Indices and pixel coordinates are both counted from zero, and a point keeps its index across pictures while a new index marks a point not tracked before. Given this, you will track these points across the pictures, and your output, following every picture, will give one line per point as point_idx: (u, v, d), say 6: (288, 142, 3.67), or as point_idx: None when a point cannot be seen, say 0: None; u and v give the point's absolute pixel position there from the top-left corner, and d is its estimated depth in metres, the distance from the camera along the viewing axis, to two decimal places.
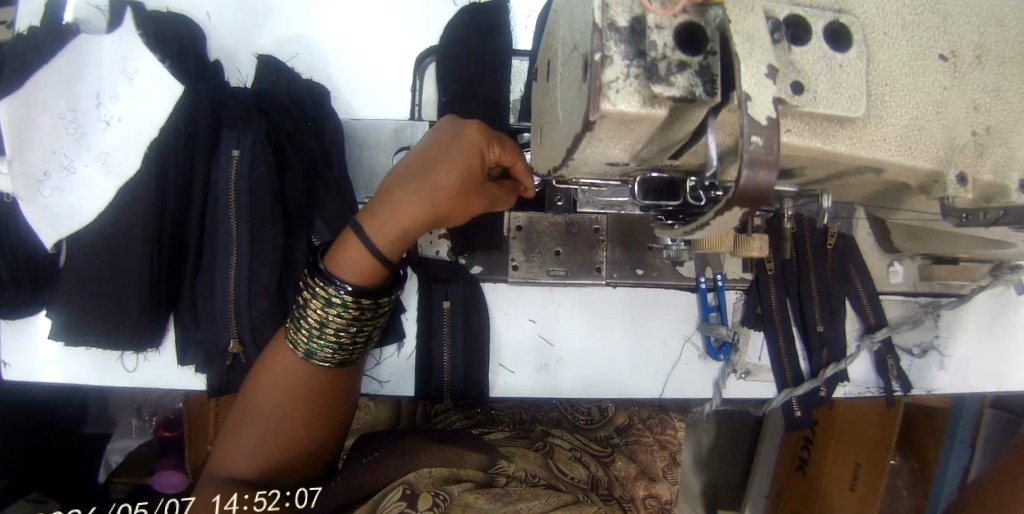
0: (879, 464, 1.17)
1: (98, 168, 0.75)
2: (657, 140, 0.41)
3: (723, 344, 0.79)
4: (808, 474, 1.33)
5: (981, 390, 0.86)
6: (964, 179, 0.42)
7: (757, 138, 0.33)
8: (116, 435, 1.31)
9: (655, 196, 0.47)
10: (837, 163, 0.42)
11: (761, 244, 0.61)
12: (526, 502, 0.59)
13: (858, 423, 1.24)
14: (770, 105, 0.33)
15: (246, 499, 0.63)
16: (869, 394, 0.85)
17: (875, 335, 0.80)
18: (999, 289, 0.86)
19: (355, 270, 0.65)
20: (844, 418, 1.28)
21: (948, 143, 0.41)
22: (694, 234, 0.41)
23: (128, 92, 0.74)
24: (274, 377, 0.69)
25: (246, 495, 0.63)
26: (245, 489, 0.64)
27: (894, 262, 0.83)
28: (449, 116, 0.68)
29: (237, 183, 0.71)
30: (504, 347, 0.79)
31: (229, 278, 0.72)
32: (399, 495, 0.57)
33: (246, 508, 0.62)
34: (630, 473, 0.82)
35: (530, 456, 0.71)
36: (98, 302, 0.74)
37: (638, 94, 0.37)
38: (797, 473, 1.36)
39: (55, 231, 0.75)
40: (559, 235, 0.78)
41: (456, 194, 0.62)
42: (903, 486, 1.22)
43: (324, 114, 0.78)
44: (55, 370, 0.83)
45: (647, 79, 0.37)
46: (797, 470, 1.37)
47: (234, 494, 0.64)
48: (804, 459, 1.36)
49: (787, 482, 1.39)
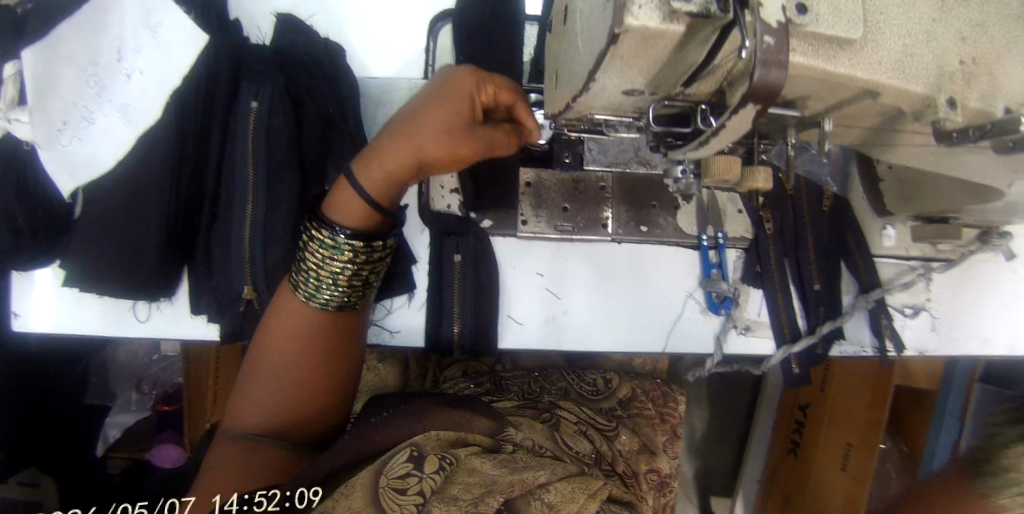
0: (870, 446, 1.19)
1: (118, 118, 0.76)
2: (673, 63, 0.44)
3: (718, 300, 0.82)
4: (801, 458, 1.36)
5: (971, 353, 0.89)
6: (953, 103, 0.45)
7: (768, 38, 0.37)
8: (116, 409, 1.33)
9: (669, 123, 0.52)
10: (837, 90, 0.44)
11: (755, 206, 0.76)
12: (532, 472, 0.59)
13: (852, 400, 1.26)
14: (778, 10, 0.38)
15: (247, 498, 0.56)
16: (865, 353, 0.87)
17: (869, 294, 0.84)
18: (989, 255, 0.90)
19: (349, 212, 0.68)
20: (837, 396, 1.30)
21: (938, 70, 0.44)
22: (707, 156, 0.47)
23: (151, 45, 0.75)
24: (274, 335, 0.72)
25: (247, 495, 0.57)
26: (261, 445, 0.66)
27: (887, 226, 0.87)
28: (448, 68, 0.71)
29: (254, 134, 0.73)
30: (512, 300, 0.81)
31: (245, 225, 0.74)
32: (406, 456, 0.57)
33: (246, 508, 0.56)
34: (632, 447, 0.99)
35: (536, 427, 0.77)
36: (113, 249, 0.75)
37: (658, 11, 0.39)
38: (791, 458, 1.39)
39: (73, 179, 0.76)
40: (566, 191, 0.81)
41: (446, 132, 0.64)
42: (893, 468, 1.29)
43: (341, 74, 0.80)
44: (66, 322, 0.83)
45: None
46: (791, 454, 1.39)
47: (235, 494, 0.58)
48: (797, 443, 1.38)
49: (779, 467, 1.42)
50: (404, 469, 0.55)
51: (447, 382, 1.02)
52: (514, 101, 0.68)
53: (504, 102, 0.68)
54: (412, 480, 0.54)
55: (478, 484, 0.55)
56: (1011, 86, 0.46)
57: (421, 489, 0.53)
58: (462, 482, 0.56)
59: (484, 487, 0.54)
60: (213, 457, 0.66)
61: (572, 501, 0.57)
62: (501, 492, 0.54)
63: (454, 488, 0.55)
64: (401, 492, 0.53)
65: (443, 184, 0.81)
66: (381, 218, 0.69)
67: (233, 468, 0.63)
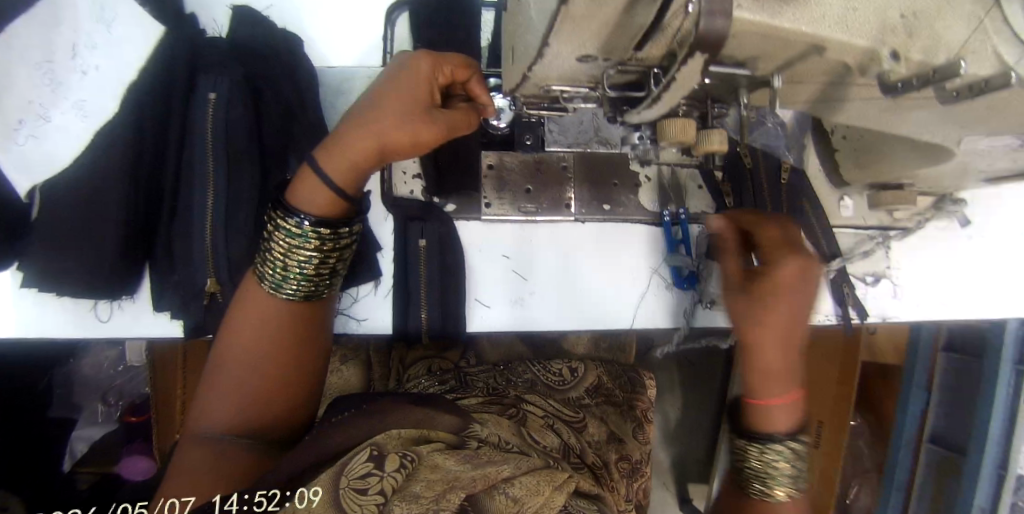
0: (841, 423, 1.34)
1: (75, 115, 0.75)
2: (625, 27, 0.44)
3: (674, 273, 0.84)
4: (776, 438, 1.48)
5: (930, 317, 0.92)
6: (896, 56, 0.47)
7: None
8: (82, 423, 1.29)
9: (626, 87, 0.52)
10: (785, 44, 0.46)
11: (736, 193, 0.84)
12: (495, 467, 0.63)
13: (824, 383, 1.40)
14: None
15: (246, 498, 0.56)
16: (829, 322, 0.90)
17: (830, 264, 0.87)
18: (945, 222, 0.93)
19: (313, 203, 0.65)
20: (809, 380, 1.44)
21: (881, 24, 0.46)
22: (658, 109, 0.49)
23: (105, 39, 0.74)
24: (239, 332, 0.70)
25: (246, 495, 0.56)
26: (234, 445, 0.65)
27: (844, 197, 0.90)
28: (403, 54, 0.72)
29: (213, 124, 0.72)
30: (479, 283, 0.81)
31: (206, 217, 0.72)
32: (366, 456, 0.59)
33: (247, 508, 0.55)
34: (600, 437, 1.04)
35: (502, 425, 0.81)
36: (72, 248, 0.73)
37: None
38: None
39: (31, 178, 0.75)
40: (529, 172, 0.81)
41: (407, 118, 0.63)
42: (864, 445, 1.43)
43: (301, 61, 0.79)
44: (24, 326, 0.80)
45: None
46: None
47: (235, 493, 0.57)
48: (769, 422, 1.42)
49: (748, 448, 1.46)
50: (365, 469, 0.57)
51: (412, 381, 1.04)
52: (469, 77, 0.69)
53: (460, 79, 0.69)
54: (373, 479, 0.56)
55: (439, 479, 0.58)
56: (950, 38, 0.48)
57: (381, 488, 0.56)
58: (424, 477, 0.59)
59: (446, 485, 0.57)
60: (181, 458, 0.63)
61: (535, 494, 0.61)
62: (462, 488, 0.57)
63: (417, 485, 0.57)
64: (362, 492, 0.55)
65: (405, 170, 0.79)
66: (346, 206, 0.67)
67: (204, 470, 0.61)
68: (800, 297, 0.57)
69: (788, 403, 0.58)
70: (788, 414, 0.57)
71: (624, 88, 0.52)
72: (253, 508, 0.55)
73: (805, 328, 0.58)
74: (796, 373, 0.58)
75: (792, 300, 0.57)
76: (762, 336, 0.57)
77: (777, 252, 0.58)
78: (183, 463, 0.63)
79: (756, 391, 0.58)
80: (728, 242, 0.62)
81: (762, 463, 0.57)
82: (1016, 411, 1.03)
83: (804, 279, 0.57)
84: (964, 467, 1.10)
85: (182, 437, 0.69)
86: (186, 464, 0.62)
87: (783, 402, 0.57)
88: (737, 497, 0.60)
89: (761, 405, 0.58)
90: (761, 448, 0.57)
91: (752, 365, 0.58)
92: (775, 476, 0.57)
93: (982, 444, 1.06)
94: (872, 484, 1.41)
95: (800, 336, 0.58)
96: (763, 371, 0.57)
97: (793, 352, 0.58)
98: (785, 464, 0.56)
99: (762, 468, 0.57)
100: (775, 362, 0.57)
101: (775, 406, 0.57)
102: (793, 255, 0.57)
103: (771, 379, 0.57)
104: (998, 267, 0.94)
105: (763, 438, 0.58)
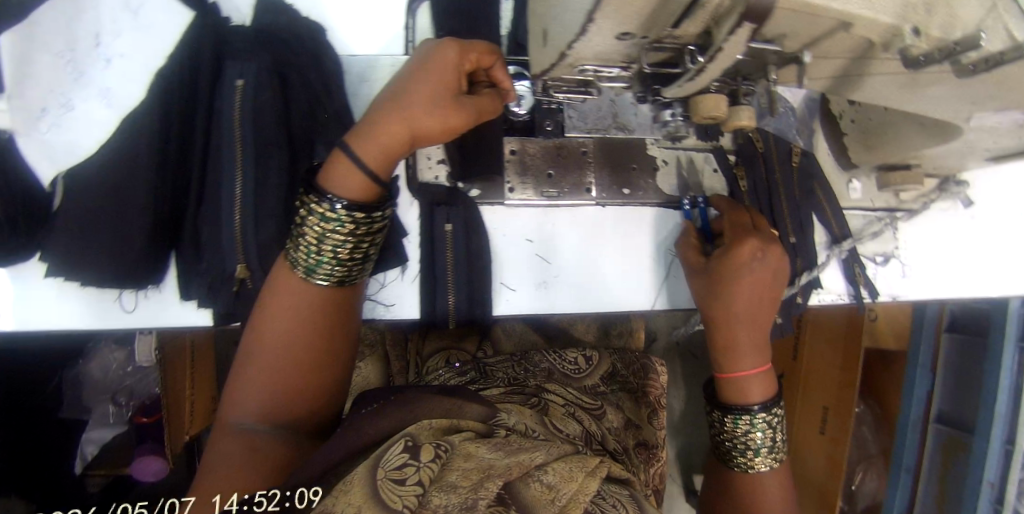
0: (846, 408, 1.35)
1: (99, 103, 0.75)
2: (665, 3, 0.45)
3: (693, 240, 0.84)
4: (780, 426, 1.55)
5: (937, 296, 0.95)
6: (917, 32, 0.49)
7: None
8: (91, 424, 1.25)
9: (662, 65, 0.55)
10: (814, 20, 0.47)
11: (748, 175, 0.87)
12: (528, 454, 0.64)
13: (824, 369, 1.43)
14: None
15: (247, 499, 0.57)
16: (842, 301, 0.92)
17: (842, 244, 0.90)
18: (949, 204, 0.95)
19: (346, 188, 0.66)
20: (809, 367, 1.48)
21: (903, 1, 0.48)
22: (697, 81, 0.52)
23: (130, 27, 0.74)
24: (267, 322, 0.71)
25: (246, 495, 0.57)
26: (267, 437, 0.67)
27: (852, 179, 0.92)
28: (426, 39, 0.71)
29: (241, 111, 0.73)
30: (505, 267, 0.83)
31: (235, 203, 0.73)
32: (401, 447, 0.59)
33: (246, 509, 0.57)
34: (618, 423, 1.04)
35: (526, 413, 0.83)
36: (100, 237, 0.73)
37: None
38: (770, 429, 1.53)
39: (55, 165, 0.75)
40: (550, 157, 0.83)
41: (438, 105, 0.65)
42: (869, 432, 1.44)
43: (324, 50, 0.80)
44: (48, 317, 0.80)
45: None
46: None
47: (235, 494, 0.59)
48: None
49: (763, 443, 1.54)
50: (401, 460, 0.57)
51: (432, 374, 1.06)
52: (492, 65, 0.69)
53: (485, 66, 0.69)
54: (410, 470, 0.56)
55: (474, 468, 0.59)
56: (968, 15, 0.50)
57: (420, 478, 0.55)
58: (458, 467, 0.59)
59: (481, 472, 0.58)
60: (219, 450, 0.66)
61: (570, 480, 0.62)
62: (498, 476, 0.57)
63: (452, 475, 0.57)
64: (401, 482, 0.54)
65: (429, 155, 0.81)
66: (378, 193, 0.68)
67: (234, 463, 0.63)
68: (751, 272, 0.74)
69: (757, 375, 0.76)
70: (758, 386, 0.76)
71: (660, 66, 0.55)
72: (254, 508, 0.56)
73: (761, 302, 0.75)
74: (760, 352, 0.76)
75: (751, 273, 0.74)
76: (734, 323, 0.75)
77: (734, 238, 0.76)
78: (221, 455, 0.65)
79: (727, 368, 0.77)
80: (691, 240, 0.81)
81: (741, 430, 0.75)
82: (1020, 390, 1.07)
83: (755, 257, 0.74)
84: (971, 449, 1.13)
85: (216, 426, 0.70)
86: (224, 455, 0.65)
87: (754, 374, 0.75)
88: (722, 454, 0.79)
89: (737, 379, 0.76)
90: (741, 418, 0.75)
91: (721, 345, 0.76)
92: (753, 445, 0.75)
93: (988, 425, 1.09)
94: (877, 469, 1.43)
95: (759, 316, 0.76)
96: (736, 350, 0.75)
97: (756, 332, 0.76)
98: (759, 430, 0.75)
99: (742, 436, 0.76)
100: (746, 342, 0.75)
101: (746, 381, 0.76)
102: (747, 239, 0.75)
103: (741, 357, 0.76)
104: (999, 248, 0.97)
105: (741, 409, 0.75)
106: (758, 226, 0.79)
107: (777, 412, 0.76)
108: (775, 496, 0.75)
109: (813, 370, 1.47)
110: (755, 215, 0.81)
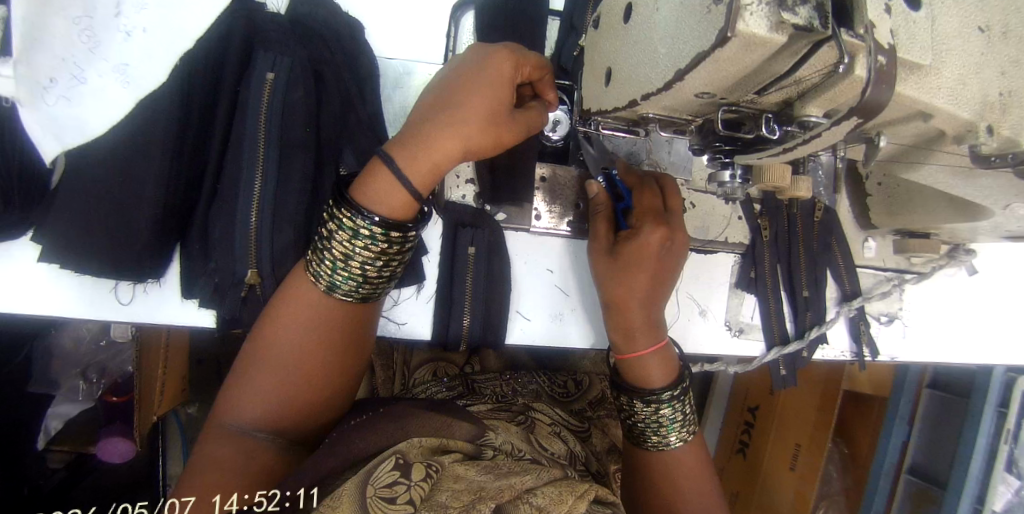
0: (817, 446, 1.37)
1: (115, 79, 0.72)
2: (757, 73, 0.44)
3: (618, 213, 0.77)
4: (748, 457, 1.59)
5: (932, 359, 0.97)
6: (991, 131, 0.48)
7: (879, 56, 0.41)
8: (58, 399, 1.19)
9: (733, 128, 0.53)
10: (896, 108, 0.47)
11: (774, 225, 0.88)
12: (518, 478, 0.58)
13: (799, 408, 1.46)
14: (885, 32, 0.41)
15: (247, 499, 0.58)
16: (844, 358, 0.94)
17: (851, 302, 0.90)
18: (953, 270, 0.98)
19: (383, 203, 0.63)
20: (785, 404, 1.51)
21: (982, 100, 0.47)
22: (776, 155, 0.52)
23: (156, 3, 0.74)
24: (282, 327, 0.66)
25: (246, 495, 0.59)
26: (266, 451, 0.63)
27: (868, 238, 0.93)
28: (475, 43, 0.69)
29: (269, 106, 0.68)
30: (522, 295, 0.83)
31: (251, 202, 0.68)
32: (392, 464, 0.55)
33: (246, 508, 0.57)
34: (604, 447, 1.04)
35: (512, 431, 0.79)
36: (101, 226, 0.67)
37: (768, 19, 0.39)
38: (738, 456, 1.62)
39: (60, 144, 0.69)
40: (579, 189, 0.83)
41: (488, 125, 0.63)
42: (835, 469, 1.42)
43: (361, 50, 0.77)
44: (31, 301, 0.74)
45: (778, 5, 0.39)
46: (737, 453, 1.63)
47: (235, 493, 0.58)
48: (745, 443, 1.62)
49: (732, 473, 1.63)
50: (391, 478, 0.53)
51: (421, 386, 1.05)
52: (541, 78, 0.68)
53: (534, 79, 0.68)
54: (400, 488, 0.52)
55: (465, 490, 0.54)
56: None
57: (410, 497, 0.51)
58: (449, 488, 0.54)
59: (473, 493, 0.53)
60: (212, 458, 0.62)
61: (560, 502, 0.55)
62: (491, 499, 0.52)
63: (443, 495, 0.52)
64: (391, 501, 0.50)
65: (458, 174, 0.80)
66: (415, 210, 0.65)
67: (225, 470, 0.60)
68: (653, 260, 0.71)
69: (655, 356, 0.73)
70: (659, 370, 0.73)
71: (731, 129, 0.53)
72: (254, 507, 0.54)
73: (659, 283, 0.73)
74: (656, 328, 0.74)
75: (654, 262, 0.71)
76: (628, 302, 0.72)
77: (647, 222, 0.72)
78: (214, 463, 0.61)
79: (626, 349, 0.74)
80: (603, 208, 0.76)
81: (647, 412, 0.74)
82: (993, 453, 1.12)
83: (664, 246, 0.71)
84: (942, 501, 1.18)
85: (208, 425, 0.66)
86: (217, 464, 0.61)
87: (649, 355, 0.73)
88: (631, 438, 0.78)
89: (635, 360, 0.73)
90: (642, 402, 0.74)
91: (619, 325, 0.74)
92: (664, 424, 0.74)
93: (961, 481, 1.14)
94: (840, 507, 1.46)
95: (655, 297, 0.73)
96: (633, 329, 0.73)
97: (653, 301, 0.73)
98: (664, 410, 0.73)
99: (649, 417, 0.74)
100: (643, 325, 0.73)
101: (645, 361, 0.73)
102: (658, 225, 0.71)
103: (634, 338, 0.73)
104: (995, 315, 1.00)
105: (643, 395, 0.73)
106: (670, 206, 0.76)
107: (678, 393, 0.74)
108: (690, 470, 0.74)
109: (789, 411, 1.49)
110: (669, 190, 0.77)
